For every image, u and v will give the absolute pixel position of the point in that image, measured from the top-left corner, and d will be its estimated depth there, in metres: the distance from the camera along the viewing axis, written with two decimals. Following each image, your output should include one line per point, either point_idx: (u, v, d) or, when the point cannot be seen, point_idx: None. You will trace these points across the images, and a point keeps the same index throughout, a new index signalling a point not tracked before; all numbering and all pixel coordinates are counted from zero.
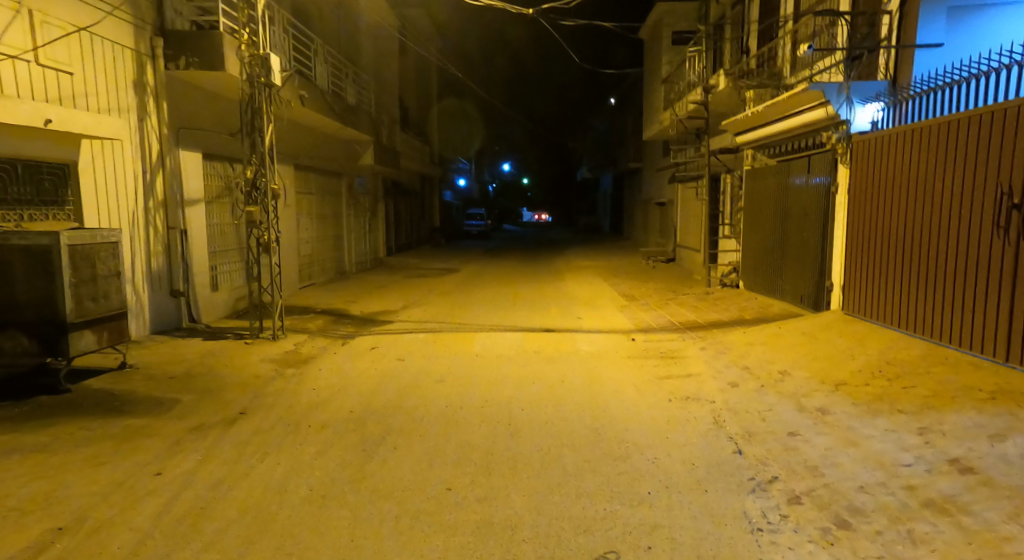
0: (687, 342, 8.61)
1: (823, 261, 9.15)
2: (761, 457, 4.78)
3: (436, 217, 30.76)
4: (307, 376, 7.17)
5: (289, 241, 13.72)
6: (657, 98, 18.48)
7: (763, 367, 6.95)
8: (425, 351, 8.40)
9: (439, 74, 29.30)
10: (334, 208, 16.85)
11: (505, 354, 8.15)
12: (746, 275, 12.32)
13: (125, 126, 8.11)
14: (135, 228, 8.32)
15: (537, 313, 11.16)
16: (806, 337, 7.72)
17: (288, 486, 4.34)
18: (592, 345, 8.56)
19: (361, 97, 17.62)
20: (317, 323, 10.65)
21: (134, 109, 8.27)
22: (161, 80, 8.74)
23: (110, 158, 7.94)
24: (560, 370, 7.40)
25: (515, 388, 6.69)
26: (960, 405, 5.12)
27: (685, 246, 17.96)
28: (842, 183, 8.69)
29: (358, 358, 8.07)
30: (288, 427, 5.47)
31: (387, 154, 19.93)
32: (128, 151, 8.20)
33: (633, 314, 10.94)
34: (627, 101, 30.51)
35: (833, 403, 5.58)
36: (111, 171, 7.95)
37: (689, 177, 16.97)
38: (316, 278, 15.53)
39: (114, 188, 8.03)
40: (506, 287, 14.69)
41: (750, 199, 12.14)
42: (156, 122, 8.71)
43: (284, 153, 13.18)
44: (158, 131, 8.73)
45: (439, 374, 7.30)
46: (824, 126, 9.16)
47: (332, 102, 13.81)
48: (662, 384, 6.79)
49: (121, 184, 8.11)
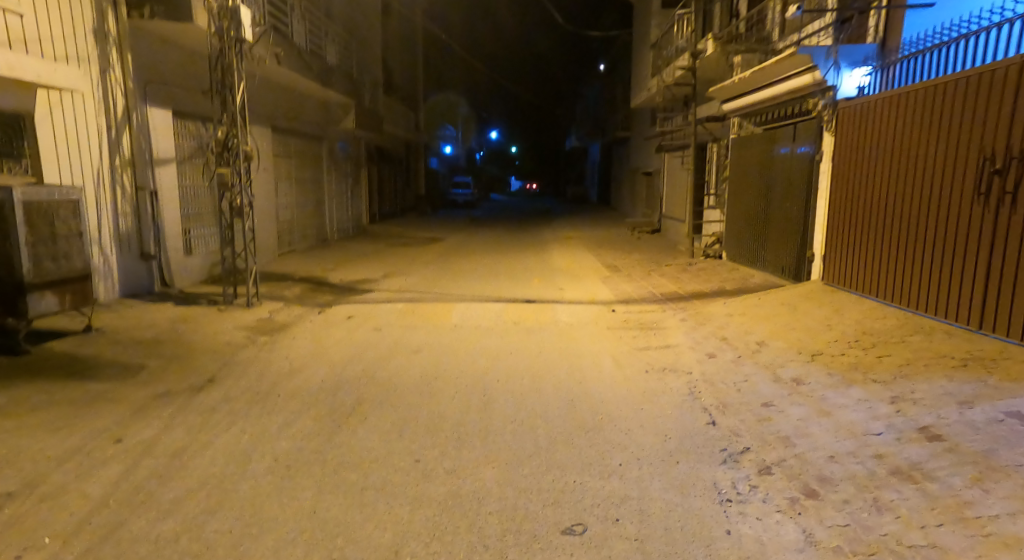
0: (666, 312, 8.60)
1: (806, 230, 9.10)
2: (734, 428, 4.76)
3: (421, 184, 30.38)
4: (280, 344, 7.05)
5: (267, 207, 13.46)
6: (645, 65, 18.18)
7: (740, 338, 6.94)
8: (402, 320, 8.28)
9: (424, 37, 28.65)
10: (314, 173, 16.53)
11: (483, 325, 8.08)
12: (729, 246, 12.29)
13: (86, 78, 7.78)
14: (100, 186, 8.07)
15: (519, 282, 11.09)
16: (785, 308, 7.71)
17: (254, 455, 4.25)
18: (572, 316, 8.50)
19: (341, 58, 17.16)
20: (295, 291, 10.48)
21: (97, 63, 7.93)
22: (124, 30, 8.36)
23: (71, 112, 7.64)
24: (538, 340, 7.34)
25: (491, 358, 6.63)
26: (932, 373, 5.10)
27: (670, 217, 17.88)
28: (827, 151, 8.58)
29: (334, 327, 7.95)
30: (258, 395, 5.37)
31: (369, 119, 19.53)
32: (91, 105, 7.89)
33: (615, 284, 10.91)
34: (615, 68, 30.10)
35: (809, 373, 5.56)
36: (71, 126, 7.66)
37: (676, 146, 16.82)
38: (296, 246, 15.29)
39: (77, 144, 7.74)
40: (489, 257, 14.55)
41: (735, 169, 12.03)
42: (120, 75, 8.37)
43: (261, 115, 12.83)
44: (122, 86, 8.40)
45: (416, 343, 7.22)
46: (812, 93, 9.04)
47: (310, 62, 13.42)
48: (640, 355, 6.76)
49: (83, 141, 7.82)
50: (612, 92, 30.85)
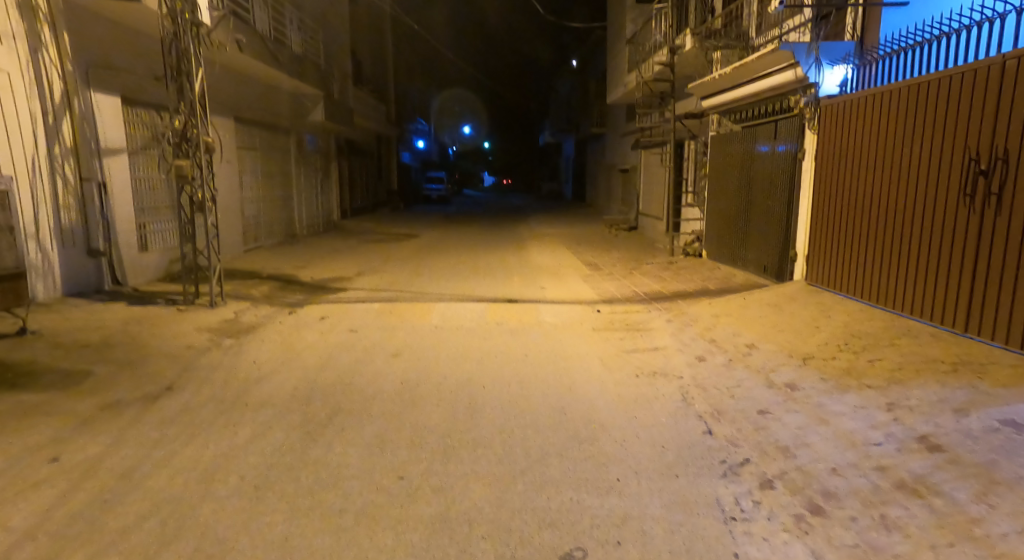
0: (649, 313, 8.42)
1: (788, 229, 8.98)
2: (732, 437, 4.55)
3: (393, 179, 29.87)
4: (246, 348, 6.65)
5: (231, 202, 12.94)
6: (621, 60, 17.99)
7: (728, 341, 6.77)
8: (377, 321, 7.91)
9: (394, 28, 28.14)
10: (281, 166, 15.99)
11: (463, 326, 7.77)
12: (709, 244, 12.18)
13: (9, 55, 7.21)
14: (37, 176, 7.60)
15: (496, 281, 10.81)
16: (771, 308, 7.58)
17: (216, 474, 3.90)
18: (554, 317, 8.26)
19: (308, 48, 16.63)
20: (263, 290, 10.02)
21: (24, 41, 7.35)
22: (54, 4, 7.77)
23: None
24: (520, 343, 7.09)
25: (472, 362, 6.34)
26: (925, 378, 4.97)
27: (647, 214, 17.75)
28: (810, 149, 8.43)
29: (305, 329, 7.55)
30: (219, 405, 5.00)
31: (339, 112, 19.01)
32: (20, 87, 7.35)
33: (596, 283, 10.71)
34: (589, 62, 29.88)
35: (801, 377, 5.39)
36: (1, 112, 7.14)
37: (653, 143, 16.69)
38: (264, 241, 14.77)
39: (7, 130, 7.22)
40: (466, 253, 14.23)
41: (715, 167, 11.91)
42: (54, 55, 7.80)
43: (222, 105, 12.27)
44: (59, 67, 7.86)
45: (393, 346, 6.89)
46: (793, 90, 8.88)
47: (274, 50, 12.91)
48: (627, 359, 6.55)
49: (15, 128, 7.32)
50: (586, 87, 30.65)
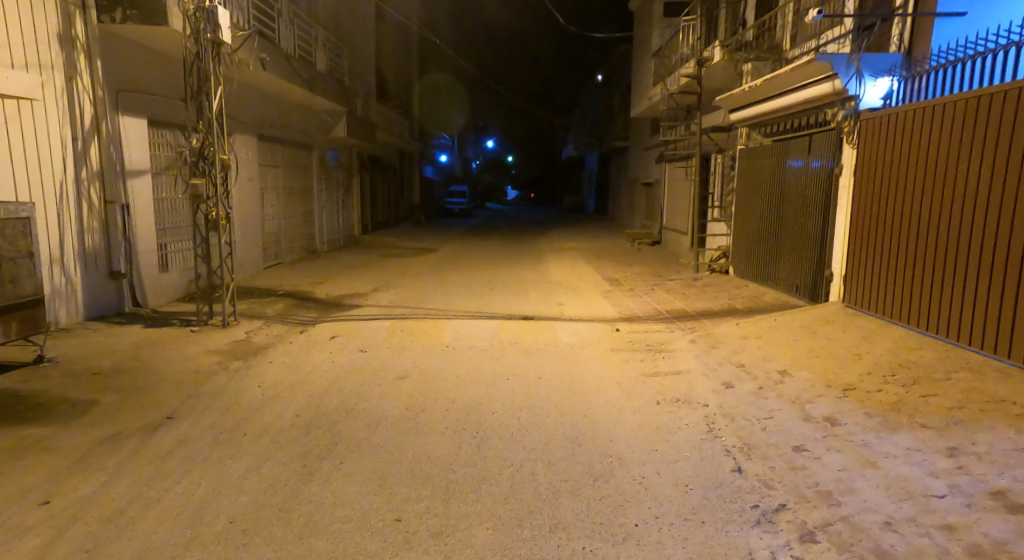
0: (674, 333, 8.01)
1: (823, 248, 8.55)
2: (764, 477, 4.18)
3: (415, 193, 29.83)
4: (253, 371, 6.42)
5: (251, 217, 12.87)
6: (646, 72, 17.64)
7: (759, 366, 6.34)
8: (390, 341, 7.66)
9: (418, 43, 28.16)
10: (302, 181, 15.94)
11: (478, 346, 7.46)
12: (735, 260, 11.74)
13: (46, 84, 7.17)
14: (64, 201, 7.50)
15: (515, 298, 10.50)
16: (805, 331, 7.13)
17: (206, 516, 3.63)
18: (572, 336, 7.90)
19: (331, 63, 16.60)
20: (277, 307, 9.87)
21: (61, 69, 7.35)
22: (92, 34, 7.78)
23: (30, 123, 7.03)
24: (537, 365, 6.75)
25: (485, 387, 6.03)
26: (991, 420, 4.51)
27: (671, 228, 17.34)
28: (848, 165, 8.02)
29: (316, 349, 7.33)
30: (221, 435, 4.75)
31: (361, 126, 18.97)
32: (52, 114, 7.30)
33: (617, 300, 10.33)
34: (613, 76, 29.65)
35: (843, 411, 4.97)
36: (30, 140, 7.04)
37: (678, 156, 16.31)
38: (283, 256, 14.70)
39: (35, 157, 7.11)
40: (485, 268, 13.96)
41: (743, 180, 11.50)
42: (88, 81, 7.78)
43: (245, 122, 12.24)
44: (90, 92, 7.81)
45: (404, 368, 6.61)
46: (830, 103, 8.45)
47: (297, 67, 12.84)
48: (650, 384, 6.16)
49: (45, 155, 7.23)
50: (610, 101, 30.43)
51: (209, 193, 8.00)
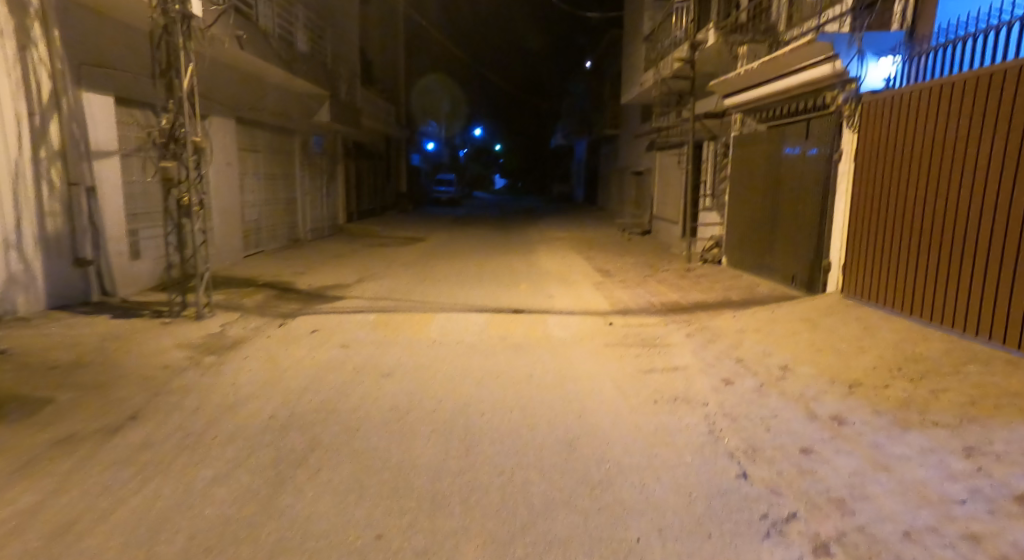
0: (668, 326, 7.75)
1: (821, 238, 8.28)
2: (772, 483, 3.91)
3: (402, 181, 29.36)
4: (227, 368, 6.07)
5: (230, 205, 12.43)
6: (637, 59, 17.32)
7: (759, 361, 6.09)
8: (375, 335, 7.32)
9: (404, 28, 27.62)
10: (284, 168, 15.49)
11: (467, 340, 7.16)
12: (729, 251, 11.50)
13: None
14: (19, 182, 7.05)
15: (503, 289, 10.19)
16: (805, 324, 6.88)
17: (163, 531, 3.30)
18: (565, 330, 7.62)
19: (314, 46, 16.10)
20: (257, 298, 9.49)
21: (12, 38, 6.85)
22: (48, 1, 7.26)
23: None
24: (527, 361, 6.46)
25: (473, 385, 5.72)
26: (1008, 416, 4.24)
27: (662, 218, 17.08)
28: (849, 150, 7.73)
29: (296, 344, 6.97)
30: (187, 438, 4.42)
31: (346, 112, 18.50)
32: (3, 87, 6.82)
33: (609, 291, 10.06)
34: (603, 64, 29.26)
35: (850, 410, 4.71)
36: None
37: (670, 145, 16.03)
38: (265, 246, 14.27)
39: None
40: (473, 259, 13.62)
41: (737, 169, 11.25)
42: (45, 54, 7.29)
43: (222, 105, 11.79)
44: (48, 65, 7.33)
45: (388, 365, 6.28)
46: (830, 85, 8.18)
47: (276, 47, 12.37)
48: (646, 382, 5.89)
49: None
50: (600, 89, 30.05)
51: (180, 177, 7.55)
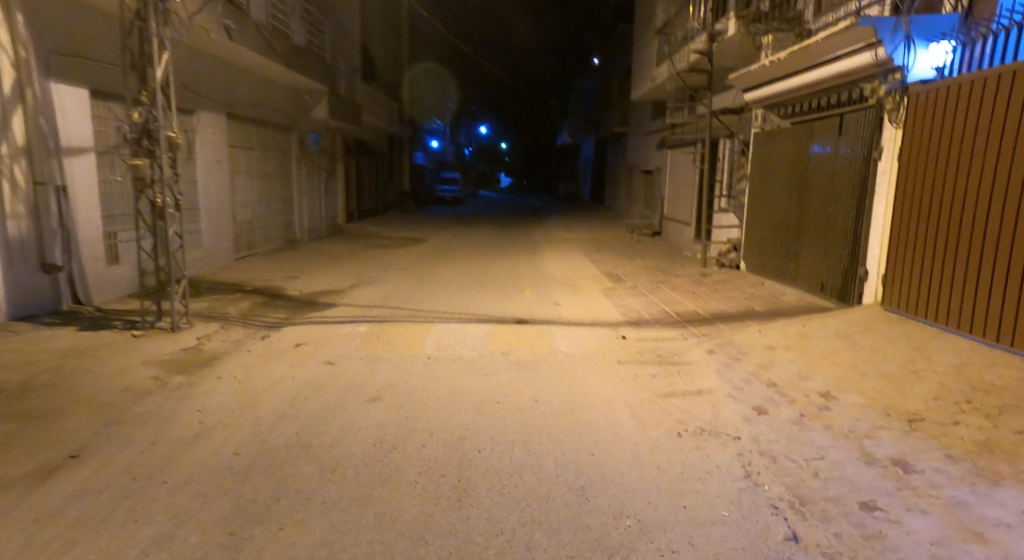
0: (687, 340, 7.06)
1: (856, 244, 7.53)
2: (830, 551, 3.21)
3: (405, 180, 28.74)
4: (196, 389, 5.42)
5: (220, 205, 11.82)
6: (649, 52, 16.58)
7: (794, 386, 5.39)
8: (365, 350, 6.67)
9: (407, 23, 26.94)
10: (279, 166, 14.85)
11: (465, 357, 6.49)
12: (748, 256, 10.78)
13: None
14: None
15: (507, 296, 9.52)
16: (842, 341, 6.18)
17: None
18: (573, 344, 6.94)
19: (311, 38, 15.43)
20: (242, 306, 8.84)
21: None
22: None
23: None
24: (532, 382, 5.78)
25: (470, 413, 5.05)
26: None
27: (673, 218, 16.37)
28: (890, 148, 6.96)
29: (277, 361, 6.32)
30: (132, 485, 3.77)
31: (345, 108, 17.84)
32: None
33: (620, 299, 9.38)
34: (611, 60, 28.56)
35: (914, 453, 4.02)
36: None
37: (683, 142, 15.32)
38: (258, 247, 13.66)
39: None
40: (476, 262, 12.98)
41: (757, 168, 10.53)
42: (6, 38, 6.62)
43: (210, 98, 11.18)
44: (11, 52, 6.67)
45: (377, 387, 5.62)
46: (870, 76, 7.38)
47: (270, 38, 11.72)
48: (666, 409, 5.20)
49: None
50: (608, 86, 29.30)
51: (150, 175, 6.87)
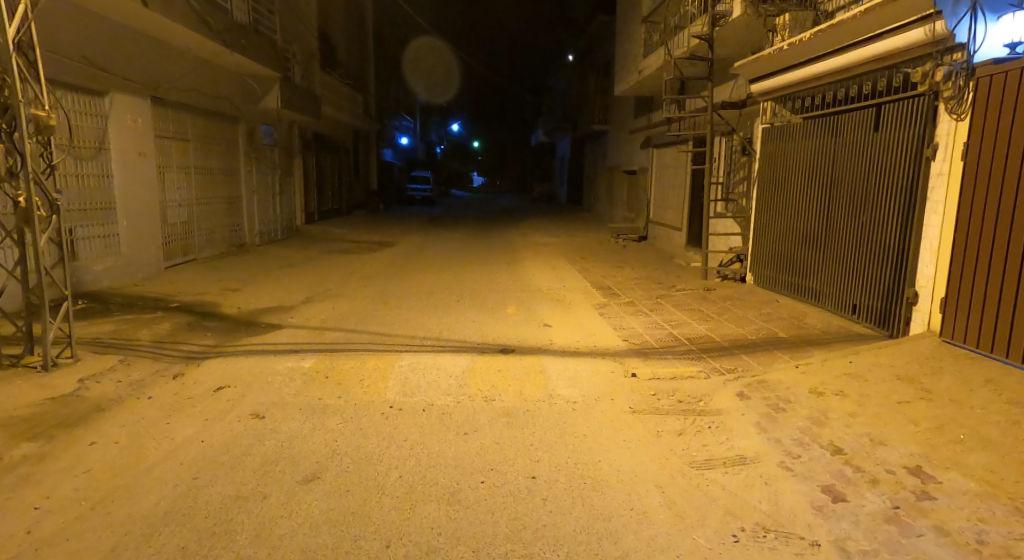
0: (710, 380, 5.72)
1: (902, 260, 6.31)
2: None
3: (373, 179, 27.10)
4: (52, 470, 3.94)
5: (145, 205, 10.21)
6: (636, 42, 15.27)
7: (869, 454, 4.10)
8: (304, 397, 5.17)
9: (371, 12, 25.28)
10: (224, 161, 13.19)
11: (436, 406, 5.03)
12: (756, 267, 9.56)
13: None
14: None
15: (485, 315, 8.09)
16: (909, 387, 4.91)
17: None
18: (569, 386, 5.57)
19: (258, 17, 13.74)
20: (158, 329, 7.29)
21: None
22: None
23: None
24: (521, 448, 4.37)
25: (435, 504, 3.62)
26: None
27: (662, 222, 15.14)
28: (950, 146, 5.74)
29: (184, 415, 4.81)
30: None
31: (302, 97, 16.17)
32: None
33: (615, 319, 8.04)
34: (588, 54, 27.35)
35: None
36: None
37: (674, 138, 14.08)
38: (196, 253, 12.02)
39: None
40: (447, 271, 11.54)
41: (765, 168, 9.32)
42: None
43: (127, 79, 9.55)
44: None
45: (313, 456, 4.16)
46: (917, 58, 6.15)
47: (202, 11, 10.06)
48: (708, 493, 3.83)
49: None
50: (586, 82, 27.95)
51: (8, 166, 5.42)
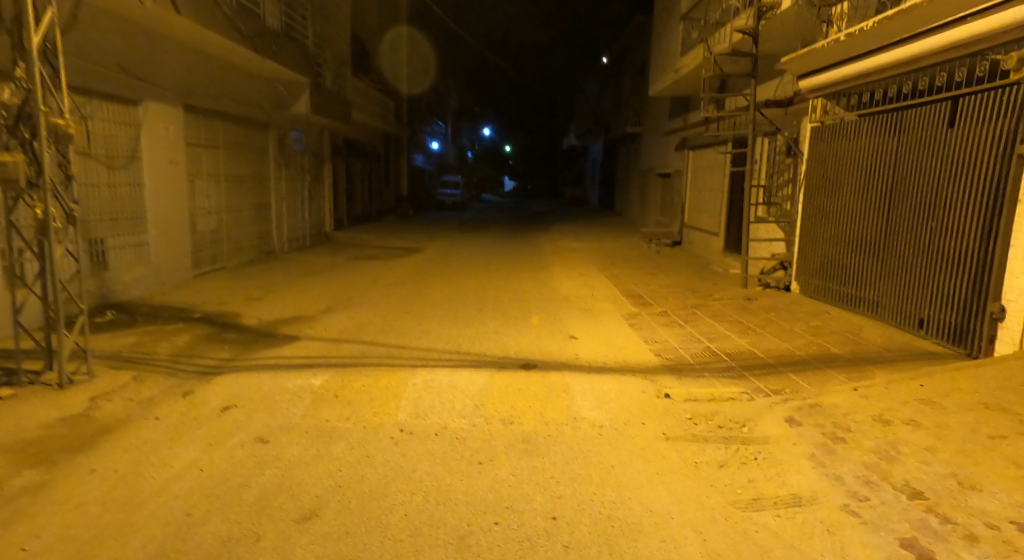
0: (756, 403, 5.18)
1: (984, 270, 5.67)
2: None
3: (403, 184, 26.95)
4: (46, 504, 3.64)
5: (175, 213, 10.08)
6: (672, 40, 14.69)
7: (952, 501, 3.55)
8: (313, 419, 4.82)
9: (404, 17, 25.15)
10: (253, 167, 13.07)
11: (451, 431, 4.62)
12: (803, 275, 8.93)
13: None
14: None
15: (511, 327, 7.67)
16: (992, 418, 4.32)
17: None
18: (599, 408, 5.09)
19: (290, 22, 13.61)
20: (178, 341, 7.05)
21: None
22: None
23: None
24: (544, 482, 3.92)
25: (448, 551, 3.21)
26: None
27: (698, 227, 14.51)
28: None
29: (189, 438, 4.50)
30: None
31: (332, 102, 16.03)
32: None
33: (649, 331, 7.52)
34: (623, 56, 26.83)
35: None
36: None
37: (712, 139, 13.44)
38: (224, 260, 11.88)
39: None
40: (473, 279, 11.15)
41: (813, 170, 8.68)
42: None
43: (159, 86, 9.43)
44: None
45: (318, 489, 3.79)
46: (1009, 43, 5.52)
47: (234, 17, 9.92)
48: (759, 542, 3.33)
49: None
50: (620, 84, 27.41)
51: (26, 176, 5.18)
